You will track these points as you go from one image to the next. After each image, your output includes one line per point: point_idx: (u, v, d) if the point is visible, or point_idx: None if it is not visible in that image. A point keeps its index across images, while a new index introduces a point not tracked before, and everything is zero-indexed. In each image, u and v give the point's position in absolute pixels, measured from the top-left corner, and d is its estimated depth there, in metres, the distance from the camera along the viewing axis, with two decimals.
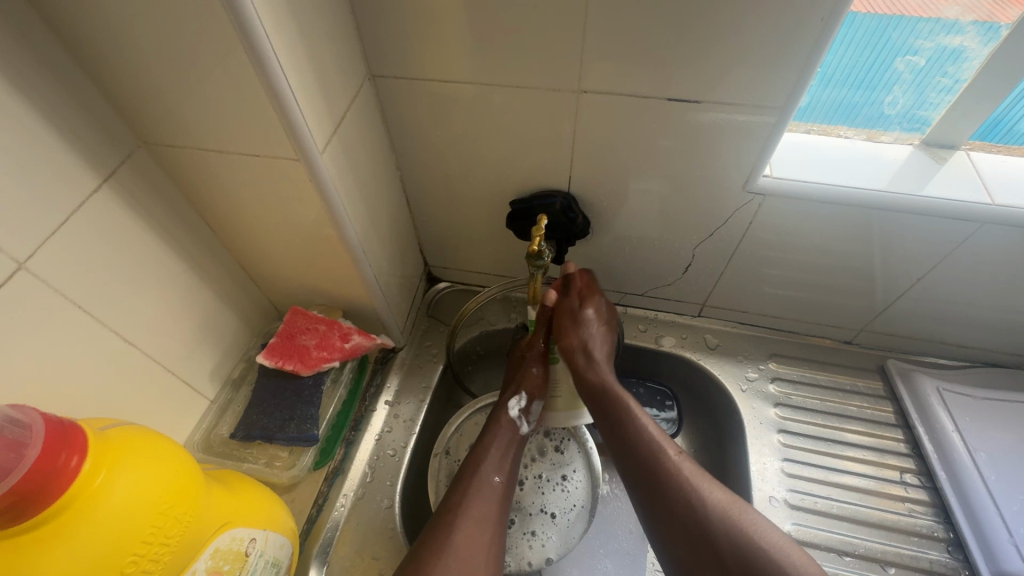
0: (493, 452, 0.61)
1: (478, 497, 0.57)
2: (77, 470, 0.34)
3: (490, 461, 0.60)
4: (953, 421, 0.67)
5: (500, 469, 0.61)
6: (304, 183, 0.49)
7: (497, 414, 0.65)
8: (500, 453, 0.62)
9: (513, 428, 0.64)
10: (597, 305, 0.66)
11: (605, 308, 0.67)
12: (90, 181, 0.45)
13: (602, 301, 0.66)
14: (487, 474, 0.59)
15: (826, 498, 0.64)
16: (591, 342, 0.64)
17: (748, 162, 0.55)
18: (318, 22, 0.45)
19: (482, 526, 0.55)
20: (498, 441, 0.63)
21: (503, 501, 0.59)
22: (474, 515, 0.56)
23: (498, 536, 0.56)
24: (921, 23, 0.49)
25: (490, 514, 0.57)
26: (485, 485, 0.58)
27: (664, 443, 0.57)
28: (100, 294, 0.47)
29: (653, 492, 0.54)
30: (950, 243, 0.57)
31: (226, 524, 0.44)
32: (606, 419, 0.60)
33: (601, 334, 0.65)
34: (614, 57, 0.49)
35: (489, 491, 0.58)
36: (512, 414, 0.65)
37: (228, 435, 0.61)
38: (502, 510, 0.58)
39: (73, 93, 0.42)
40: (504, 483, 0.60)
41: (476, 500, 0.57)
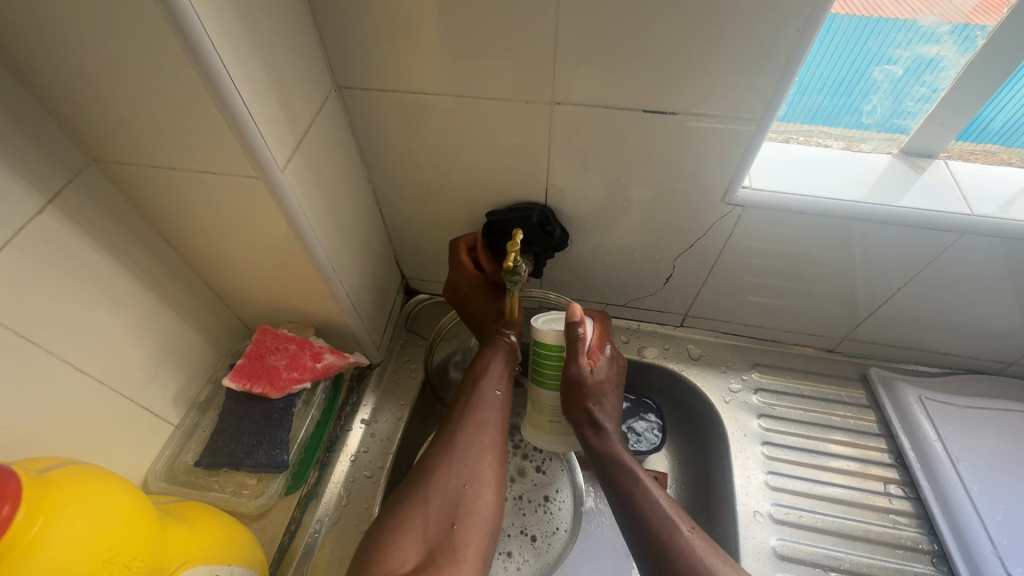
0: (491, 369, 0.65)
1: (478, 407, 0.62)
2: (9, 520, 0.31)
3: (489, 377, 0.65)
4: (936, 430, 0.66)
5: (500, 384, 0.65)
6: (266, 200, 0.47)
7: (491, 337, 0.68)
8: (497, 368, 0.65)
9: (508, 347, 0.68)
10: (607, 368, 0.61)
11: (613, 366, 0.62)
12: (33, 203, 0.42)
13: (612, 363, 0.62)
14: (490, 388, 0.64)
15: (810, 511, 0.64)
16: (601, 411, 0.60)
17: (727, 174, 0.54)
18: (276, 32, 0.43)
19: (486, 428, 0.61)
20: (496, 360, 0.66)
21: (504, 410, 0.64)
22: (478, 421, 0.61)
23: (502, 436, 0.62)
24: (899, 32, 0.48)
25: (492, 421, 0.62)
26: (485, 398, 0.63)
27: (676, 516, 0.55)
28: (47, 322, 0.44)
29: (660, 561, 0.53)
30: (930, 253, 0.57)
31: (185, 563, 0.41)
32: (613, 486, 0.59)
33: (611, 398, 0.61)
34: (588, 68, 0.48)
35: (490, 403, 0.63)
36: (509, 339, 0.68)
37: (193, 462, 0.58)
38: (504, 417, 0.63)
39: (10, 108, 0.40)
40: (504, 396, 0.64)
41: (479, 409, 0.62)
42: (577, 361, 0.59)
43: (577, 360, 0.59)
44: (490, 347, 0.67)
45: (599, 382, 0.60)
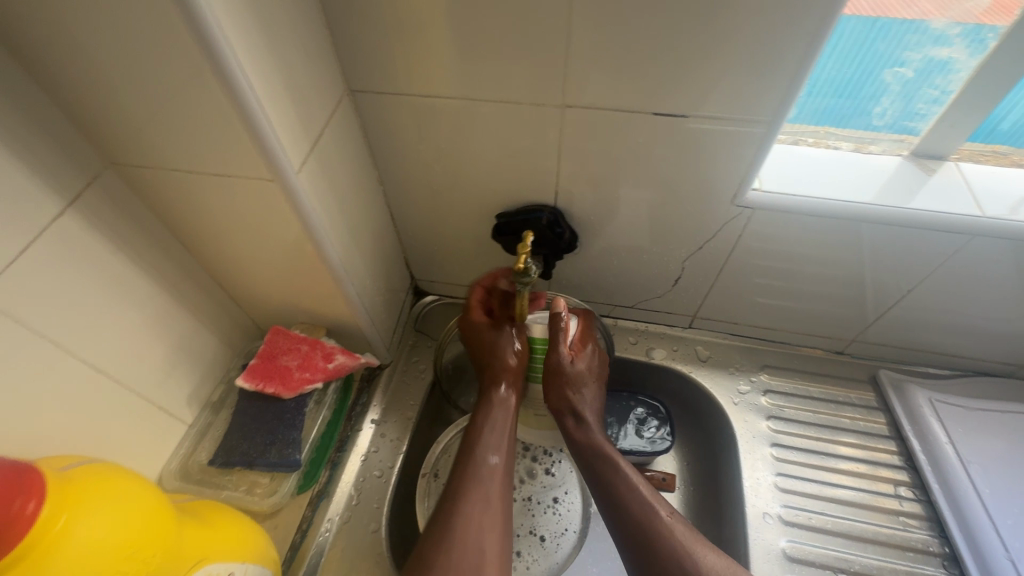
0: (489, 433, 0.60)
1: (478, 478, 0.57)
2: (35, 516, 0.32)
3: (486, 442, 0.60)
4: (946, 433, 0.66)
5: (497, 450, 0.60)
6: (280, 202, 0.48)
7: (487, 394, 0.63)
8: (497, 434, 0.60)
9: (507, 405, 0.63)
10: (587, 359, 0.63)
11: (593, 357, 0.64)
12: (54, 205, 0.43)
13: (592, 355, 0.64)
14: (486, 455, 0.59)
15: (820, 513, 0.64)
16: (580, 400, 0.62)
17: (736, 176, 0.54)
18: (292, 37, 0.44)
19: (487, 505, 0.55)
20: (494, 423, 0.61)
21: (505, 479, 0.58)
22: (478, 496, 0.55)
23: (504, 516, 0.55)
24: (910, 35, 0.48)
25: (494, 492, 0.56)
26: (483, 468, 0.57)
27: (655, 503, 0.55)
28: (66, 321, 0.45)
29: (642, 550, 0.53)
30: (941, 255, 0.56)
31: (201, 560, 0.42)
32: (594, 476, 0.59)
33: (590, 388, 0.63)
34: (598, 72, 0.48)
35: (489, 473, 0.57)
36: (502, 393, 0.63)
37: (206, 461, 0.59)
38: (505, 487, 0.58)
39: (33, 113, 0.40)
40: (503, 463, 0.59)
41: (477, 480, 0.56)
42: (557, 349, 0.61)
43: (557, 348, 0.61)
44: (486, 406, 0.62)
45: (579, 374, 0.62)
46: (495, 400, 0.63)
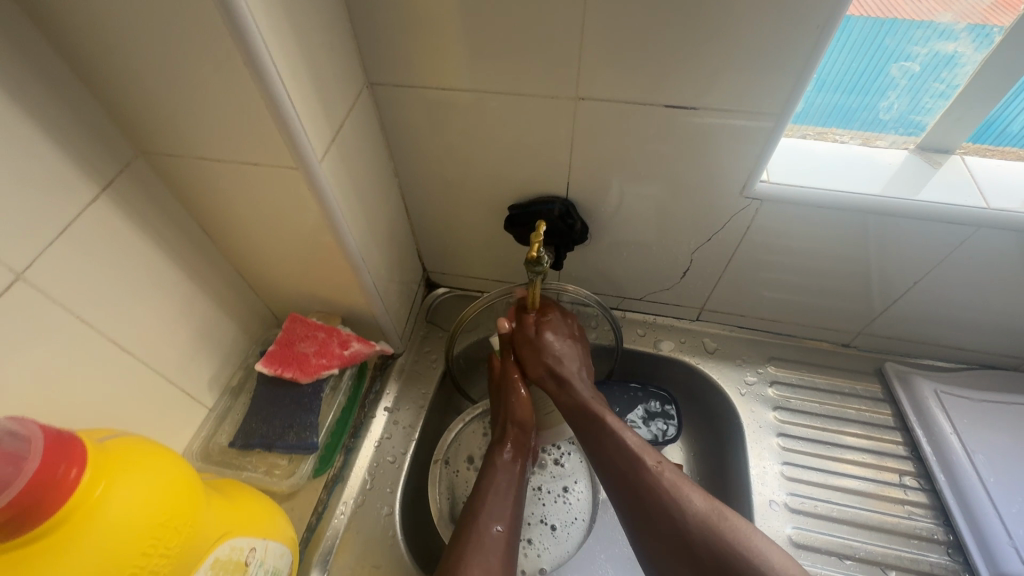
0: (492, 499, 0.59)
1: (482, 549, 0.55)
2: (76, 482, 0.34)
3: (490, 511, 0.58)
4: (951, 424, 0.67)
5: (502, 518, 0.58)
6: (302, 190, 0.49)
7: (491, 459, 0.63)
8: (501, 499, 0.59)
9: (510, 469, 0.62)
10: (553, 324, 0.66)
11: (561, 323, 0.67)
12: (88, 191, 0.44)
13: (556, 319, 0.67)
14: (489, 524, 0.57)
15: (826, 501, 0.65)
16: (556, 361, 0.64)
17: (745, 168, 0.55)
18: (316, 30, 0.45)
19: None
20: (497, 486, 0.60)
21: (510, 548, 0.57)
22: (480, 567, 0.53)
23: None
24: (916, 29, 0.49)
25: (498, 563, 0.55)
26: (488, 538, 0.56)
27: (642, 452, 0.57)
28: (98, 303, 0.47)
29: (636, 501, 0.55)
30: (947, 247, 0.57)
31: (225, 534, 0.43)
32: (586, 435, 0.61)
33: (562, 349, 0.65)
34: (612, 65, 0.49)
35: (493, 543, 0.56)
36: (506, 456, 0.63)
37: (227, 443, 0.61)
38: (510, 558, 0.56)
39: (70, 102, 0.42)
40: (508, 531, 0.58)
41: (480, 550, 0.55)
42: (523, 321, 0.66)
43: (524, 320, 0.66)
44: (491, 470, 0.62)
45: (550, 349, 0.64)
46: (502, 462, 0.63)
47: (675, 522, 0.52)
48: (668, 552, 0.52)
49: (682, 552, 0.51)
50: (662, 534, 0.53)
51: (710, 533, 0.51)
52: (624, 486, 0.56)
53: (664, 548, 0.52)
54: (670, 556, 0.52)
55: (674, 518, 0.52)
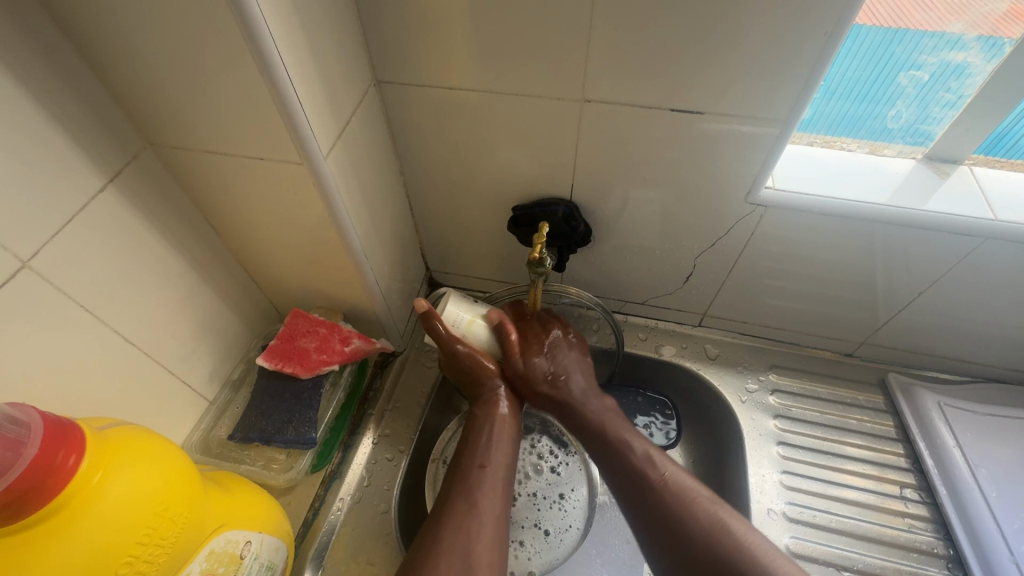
0: (477, 442, 0.61)
1: (468, 487, 0.57)
2: (75, 469, 0.34)
3: (475, 451, 0.60)
4: (954, 437, 0.66)
5: (490, 458, 0.60)
6: (308, 186, 0.50)
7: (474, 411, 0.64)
8: (484, 440, 0.61)
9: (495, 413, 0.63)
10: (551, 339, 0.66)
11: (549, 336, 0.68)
12: (95, 182, 0.45)
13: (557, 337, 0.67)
14: (473, 463, 0.59)
15: (825, 512, 0.64)
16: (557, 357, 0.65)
17: (751, 174, 0.55)
18: (324, 26, 0.45)
19: (476, 513, 0.55)
20: (484, 429, 0.62)
21: (500, 484, 0.58)
22: (465, 505, 0.55)
23: (495, 525, 0.55)
24: (925, 38, 0.49)
25: (485, 500, 0.56)
26: (473, 475, 0.58)
27: (649, 465, 0.58)
28: (103, 293, 0.47)
29: (642, 504, 0.56)
30: (953, 258, 0.57)
31: (221, 527, 0.44)
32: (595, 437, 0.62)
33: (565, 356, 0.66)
34: (619, 68, 0.49)
35: (480, 480, 0.58)
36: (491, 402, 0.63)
37: (226, 436, 0.61)
38: (500, 493, 0.58)
39: (81, 93, 0.43)
40: (496, 468, 0.59)
41: (465, 490, 0.57)
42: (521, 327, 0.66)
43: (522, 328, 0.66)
44: (476, 419, 0.63)
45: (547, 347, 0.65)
46: (486, 412, 0.63)
47: (675, 530, 0.53)
48: (671, 554, 0.53)
49: (679, 556, 0.52)
50: (665, 536, 0.53)
51: (710, 542, 0.51)
52: (629, 490, 0.57)
53: (661, 547, 0.54)
54: (668, 556, 0.53)
55: (675, 529, 0.53)
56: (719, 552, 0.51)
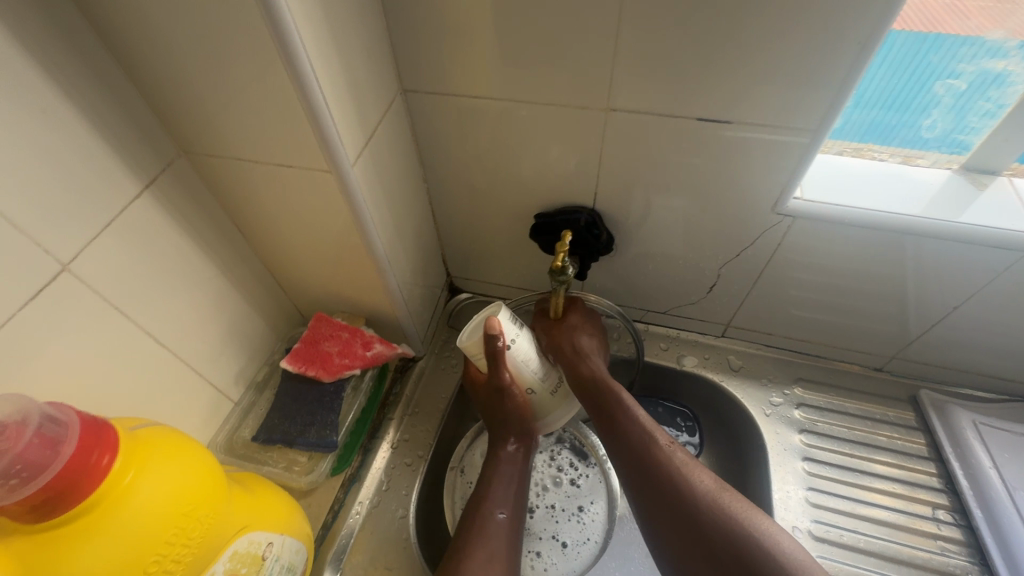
0: (495, 487, 0.58)
1: (486, 535, 0.54)
2: (108, 469, 0.35)
3: (494, 497, 0.57)
4: (990, 458, 0.64)
5: (505, 504, 0.57)
6: (334, 193, 0.50)
7: (494, 450, 0.61)
8: (504, 486, 0.58)
9: (514, 461, 0.60)
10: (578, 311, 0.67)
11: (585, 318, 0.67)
12: (132, 188, 0.46)
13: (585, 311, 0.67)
14: (493, 511, 0.56)
15: (853, 531, 0.63)
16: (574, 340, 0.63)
17: (779, 184, 0.54)
18: (353, 37, 0.46)
19: (493, 564, 0.52)
20: (503, 475, 0.59)
21: (515, 535, 0.56)
22: (484, 555, 0.52)
23: (510, 574, 0.52)
24: (965, 47, 0.48)
25: (502, 549, 0.54)
26: (491, 522, 0.55)
27: (653, 432, 0.56)
28: (137, 296, 0.49)
29: (646, 478, 0.53)
30: (990, 272, 0.55)
31: (244, 527, 0.44)
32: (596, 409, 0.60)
33: (585, 336, 0.64)
34: (645, 77, 0.49)
35: (497, 529, 0.55)
36: (509, 448, 0.61)
37: (249, 437, 0.62)
38: (515, 545, 0.55)
39: (120, 102, 0.44)
40: (513, 516, 0.57)
41: (483, 539, 0.54)
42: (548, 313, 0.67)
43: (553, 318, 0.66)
44: (495, 462, 0.60)
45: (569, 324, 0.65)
46: (506, 455, 0.61)
47: (683, 506, 0.50)
48: (678, 532, 0.50)
49: (688, 533, 0.49)
50: (671, 508, 0.51)
51: (722, 515, 0.49)
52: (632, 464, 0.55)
53: (667, 524, 0.51)
54: (678, 532, 0.50)
55: (677, 505, 0.51)
56: (731, 527, 0.48)
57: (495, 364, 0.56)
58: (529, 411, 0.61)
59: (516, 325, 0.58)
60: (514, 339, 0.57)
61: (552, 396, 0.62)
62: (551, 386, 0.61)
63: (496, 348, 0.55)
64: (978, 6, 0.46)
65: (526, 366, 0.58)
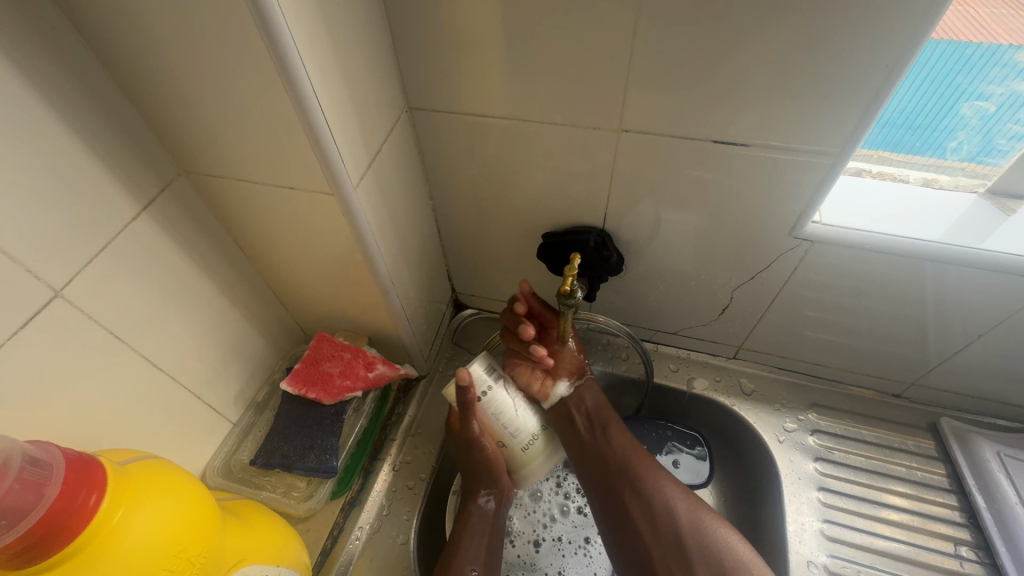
0: (468, 542, 0.58)
1: None
2: (96, 509, 0.34)
3: (466, 552, 0.57)
4: (1016, 492, 0.61)
5: (476, 560, 0.57)
6: (337, 215, 0.49)
7: (465, 504, 0.61)
8: (476, 541, 0.58)
9: (485, 514, 0.60)
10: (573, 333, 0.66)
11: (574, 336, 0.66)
12: (129, 210, 0.45)
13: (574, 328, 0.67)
14: (465, 568, 0.56)
15: (870, 567, 0.60)
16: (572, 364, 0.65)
17: (796, 208, 0.52)
18: (358, 55, 0.45)
19: None
20: (474, 530, 0.59)
21: None
22: None
23: None
24: (994, 67, 0.45)
25: None
26: None
27: (632, 448, 0.61)
28: (134, 320, 0.47)
29: (624, 491, 0.59)
30: (1018, 301, 0.53)
31: (238, 562, 0.42)
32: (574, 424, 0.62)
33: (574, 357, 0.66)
34: (658, 98, 0.47)
35: None
36: (480, 503, 0.61)
37: (248, 461, 0.60)
38: None
39: (118, 122, 0.43)
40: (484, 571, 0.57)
41: None
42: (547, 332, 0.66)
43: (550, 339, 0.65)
44: (467, 516, 0.60)
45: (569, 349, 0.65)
46: (477, 509, 0.60)
47: (662, 518, 0.57)
48: (655, 538, 0.56)
49: (665, 542, 0.56)
50: (650, 516, 0.57)
51: (698, 527, 0.56)
52: (610, 477, 0.60)
53: (642, 532, 0.57)
54: (654, 539, 0.56)
55: (655, 515, 0.57)
56: (706, 538, 0.55)
57: (466, 413, 0.58)
58: (499, 463, 0.60)
59: (491, 375, 0.57)
60: (488, 390, 0.57)
61: (524, 452, 0.58)
62: (524, 444, 0.58)
63: (468, 398, 0.57)
64: (995, 17, 0.44)
65: (497, 419, 0.57)
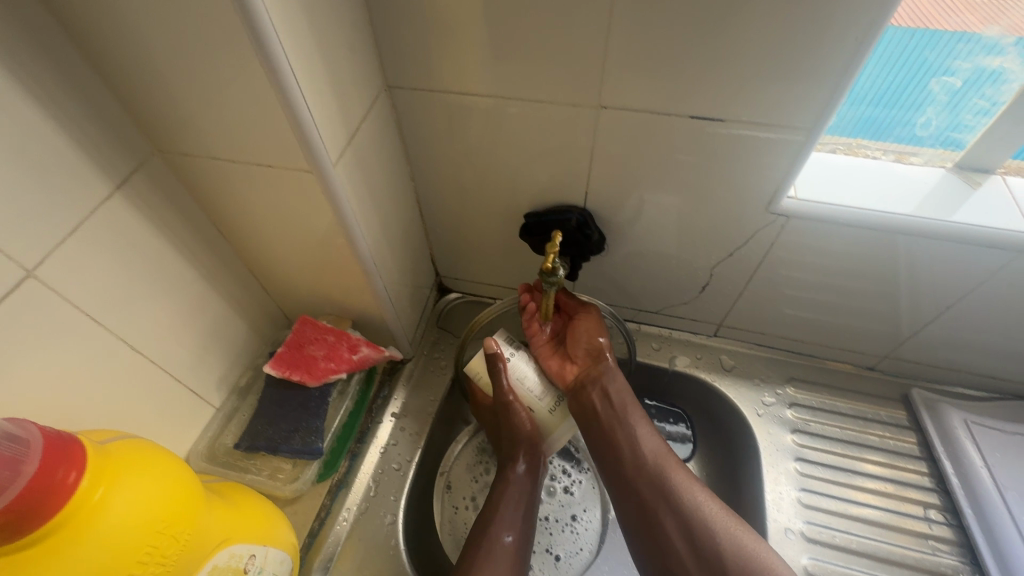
0: (502, 510, 0.59)
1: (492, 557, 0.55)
2: (75, 487, 0.34)
3: (501, 518, 0.59)
4: (981, 456, 0.64)
5: (513, 527, 0.58)
6: (317, 194, 0.49)
7: (503, 472, 0.62)
8: (512, 508, 0.59)
9: (524, 482, 0.62)
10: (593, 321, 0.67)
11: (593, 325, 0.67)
12: (102, 189, 0.44)
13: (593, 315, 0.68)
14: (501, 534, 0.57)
15: (845, 532, 0.62)
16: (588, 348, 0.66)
17: (772, 184, 0.53)
18: (334, 30, 0.44)
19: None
20: (509, 499, 0.60)
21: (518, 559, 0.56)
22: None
23: None
24: (959, 43, 0.47)
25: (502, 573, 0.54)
26: (498, 545, 0.56)
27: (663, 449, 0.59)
28: (110, 302, 0.47)
29: (653, 491, 0.57)
30: (984, 272, 0.55)
31: (224, 541, 0.43)
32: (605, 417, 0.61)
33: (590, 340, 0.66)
34: (637, 75, 0.48)
35: (502, 551, 0.56)
36: (519, 471, 0.62)
37: (232, 444, 0.60)
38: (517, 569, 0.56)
39: (88, 99, 0.42)
40: (518, 541, 0.58)
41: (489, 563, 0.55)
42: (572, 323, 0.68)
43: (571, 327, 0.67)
44: (504, 484, 0.61)
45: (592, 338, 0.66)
46: (515, 477, 0.62)
47: (689, 519, 0.54)
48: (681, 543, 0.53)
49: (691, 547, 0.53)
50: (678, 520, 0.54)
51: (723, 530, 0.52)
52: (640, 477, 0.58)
53: (670, 536, 0.54)
54: (682, 543, 0.53)
55: (684, 517, 0.54)
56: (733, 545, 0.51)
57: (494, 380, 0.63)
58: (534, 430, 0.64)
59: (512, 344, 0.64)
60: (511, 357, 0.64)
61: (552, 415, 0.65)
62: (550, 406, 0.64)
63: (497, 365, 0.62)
64: (969, 3, 0.45)
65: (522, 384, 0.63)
